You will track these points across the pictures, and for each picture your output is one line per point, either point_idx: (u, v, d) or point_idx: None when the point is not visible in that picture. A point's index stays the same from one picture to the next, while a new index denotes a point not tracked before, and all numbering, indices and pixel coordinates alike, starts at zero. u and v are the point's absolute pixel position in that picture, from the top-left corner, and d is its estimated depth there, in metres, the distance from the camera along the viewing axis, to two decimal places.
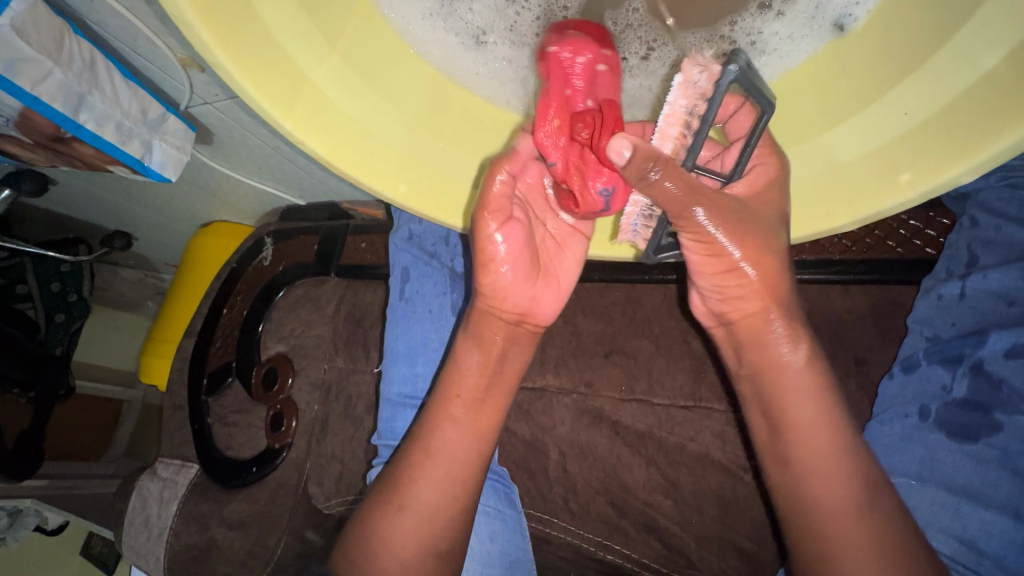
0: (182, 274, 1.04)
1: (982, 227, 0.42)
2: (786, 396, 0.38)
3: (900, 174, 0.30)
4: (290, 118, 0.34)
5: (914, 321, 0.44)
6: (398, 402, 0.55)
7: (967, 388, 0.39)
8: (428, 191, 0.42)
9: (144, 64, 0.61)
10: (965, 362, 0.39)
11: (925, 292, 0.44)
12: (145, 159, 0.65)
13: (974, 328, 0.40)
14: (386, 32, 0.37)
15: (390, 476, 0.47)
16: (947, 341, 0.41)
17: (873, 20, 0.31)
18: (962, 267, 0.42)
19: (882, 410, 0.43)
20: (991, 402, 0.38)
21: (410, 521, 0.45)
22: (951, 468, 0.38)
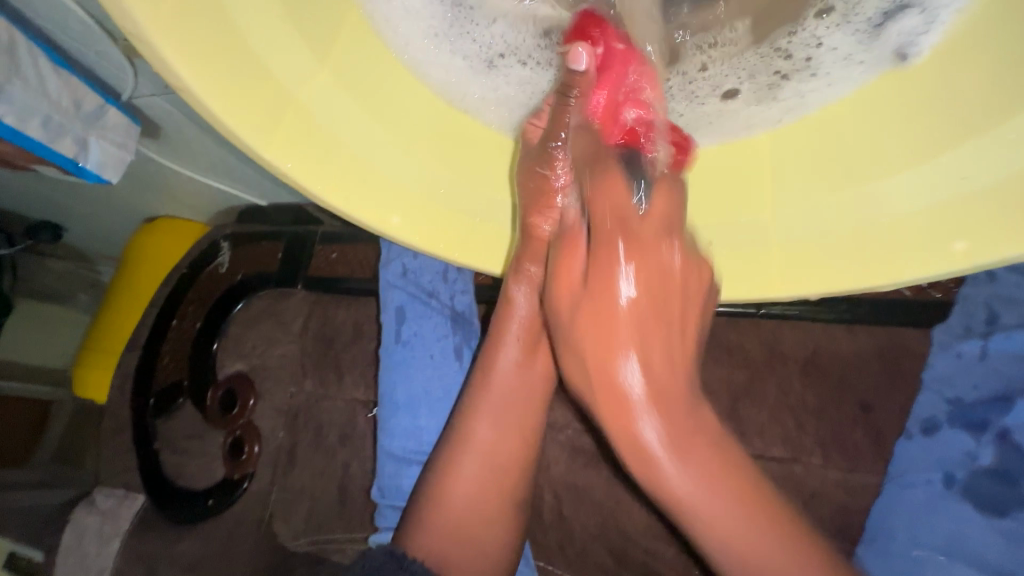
0: (122, 274, 0.94)
1: (1001, 284, 0.44)
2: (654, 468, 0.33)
3: (955, 243, 0.28)
4: (269, 145, 0.28)
5: (931, 378, 0.46)
6: (402, 458, 0.55)
7: (994, 456, 0.40)
8: (431, 228, 0.35)
9: (78, 49, 0.52)
10: (989, 430, 0.41)
11: (943, 347, 0.46)
12: (80, 158, 0.56)
13: (998, 392, 0.42)
14: (386, 53, 0.33)
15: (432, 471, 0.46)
16: (972, 406, 0.43)
17: (935, 57, 0.28)
18: (982, 325, 0.44)
19: (900, 472, 0.44)
20: (1018, 471, 0.40)
21: (468, 482, 0.44)
22: (982, 542, 0.39)
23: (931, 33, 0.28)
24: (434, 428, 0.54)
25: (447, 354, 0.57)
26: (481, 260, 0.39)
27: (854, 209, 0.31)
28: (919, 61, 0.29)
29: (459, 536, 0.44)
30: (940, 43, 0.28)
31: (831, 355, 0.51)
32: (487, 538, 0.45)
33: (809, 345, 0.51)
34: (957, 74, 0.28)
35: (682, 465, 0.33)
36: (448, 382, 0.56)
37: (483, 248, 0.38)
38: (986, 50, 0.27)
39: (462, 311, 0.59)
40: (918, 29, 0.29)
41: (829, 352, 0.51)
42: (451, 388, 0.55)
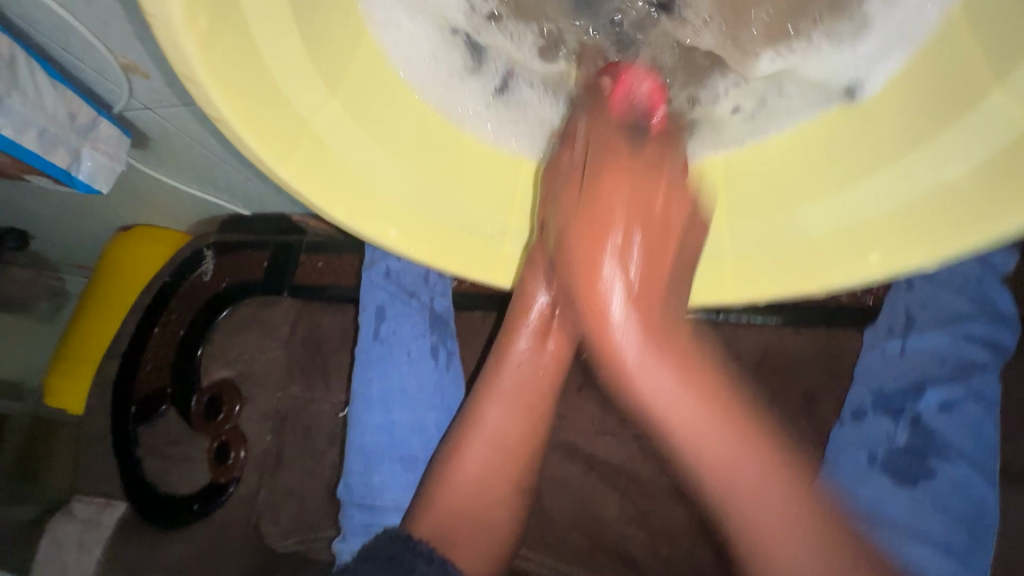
0: (96, 284, 0.93)
1: (916, 292, 0.54)
2: (727, 465, 0.40)
3: (871, 256, 0.32)
4: (286, 167, 0.31)
5: (862, 373, 0.54)
6: (371, 451, 0.58)
7: (907, 435, 0.49)
8: (424, 239, 0.38)
9: (75, 64, 0.54)
10: (905, 414, 0.49)
11: (871, 346, 0.55)
12: (72, 169, 0.58)
13: (913, 382, 0.50)
14: (383, 80, 0.36)
15: (440, 459, 0.51)
16: (892, 394, 0.51)
17: (880, 95, 0.32)
18: (902, 327, 0.53)
19: (836, 452, 0.51)
20: (927, 448, 0.48)
21: (475, 462, 0.49)
22: (896, 509, 0.46)
23: (878, 74, 0.32)
24: (406, 423, 0.58)
25: (423, 352, 0.61)
26: (473, 270, 0.41)
27: (795, 225, 0.35)
28: (871, 95, 0.32)
29: (461, 517, 0.49)
30: (888, 82, 0.32)
31: (779, 356, 0.60)
32: (485, 511, 0.50)
33: (762, 346, 0.60)
34: (892, 116, 0.32)
35: (750, 492, 0.40)
36: (423, 380, 0.59)
37: (479, 262, 0.41)
38: (904, 95, 0.31)
39: (441, 312, 0.64)
40: (858, 78, 0.33)
41: (777, 353, 0.60)
42: (425, 385, 0.59)
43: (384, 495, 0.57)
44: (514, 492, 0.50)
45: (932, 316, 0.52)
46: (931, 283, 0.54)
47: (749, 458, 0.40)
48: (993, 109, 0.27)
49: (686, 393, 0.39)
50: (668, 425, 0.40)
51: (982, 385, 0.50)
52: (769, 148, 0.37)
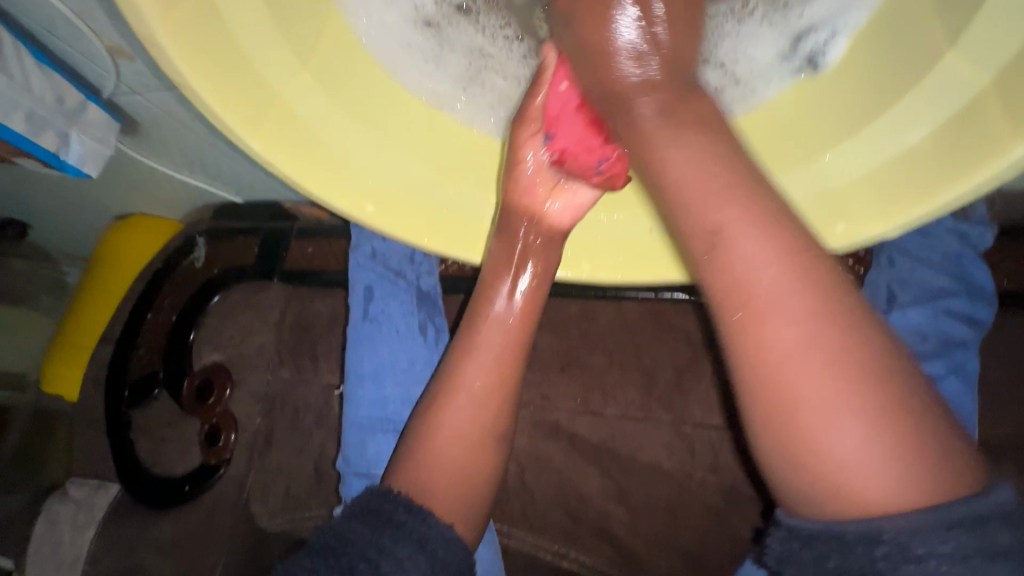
0: (92, 272, 0.94)
1: (898, 268, 0.54)
2: (766, 347, 0.32)
3: (836, 225, 0.32)
4: (257, 136, 0.32)
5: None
6: (367, 426, 0.59)
7: None
8: (399, 213, 0.38)
9: (62, 48, 0.54)
10: None
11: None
12: (60, 152, 0.58)
13: None
14: (357, 55, 0.36)
15: (422, 415, 0.52)
16: None
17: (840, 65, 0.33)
18: (886, 303, 0.53)
19: None
20: None
21: (454, 421, 0.50)
22: None
23: (836, 43, 0.33)
24: (399, 397, 0.59)
25: (412, 329, 0.61)
26: (452, 247, 0.42)
27: None
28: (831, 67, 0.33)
29: (442, 475, 0.50)
30: (849, 47, 0.32)
31: None
32: (466, 469, 0.50)
33: None
34: (852, 88, 0.32)
35: (835, 429, 0.31)
36: (413, 355, 0.60)
37: (457, 239, 0.42)
38: (867, 63, 0.31)
39: (428, 291, 0.63)
40: (825, 43, 0.33)
41: None
42: (416, 360, 0.60)
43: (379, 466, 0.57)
44: (494, 450, 0.51)
45: (913, 293, 0.53)
46: (913, 261, 0.54)
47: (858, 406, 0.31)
48: (948, 70, 0.27)
49: (786, 278, 0.32)
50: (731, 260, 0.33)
51: (963, 361, 0.51)
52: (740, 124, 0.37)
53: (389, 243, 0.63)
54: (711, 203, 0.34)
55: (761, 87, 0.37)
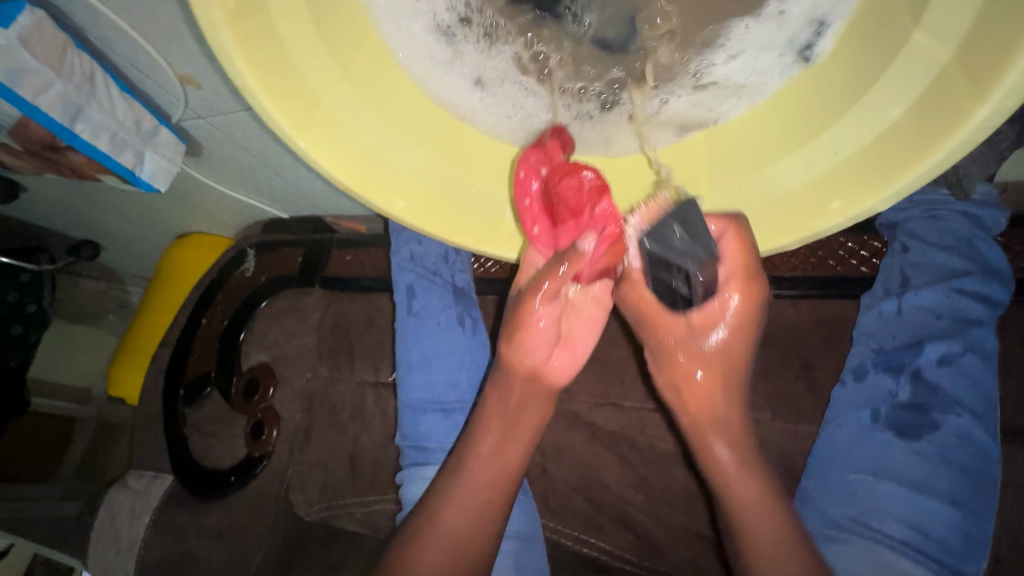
0: (156, 286, 1.03)
1: (911, 254, 0.59)
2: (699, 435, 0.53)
3: (832, 202, 0.35)
4: (304, 138, 0.37)
5: (860, 334, 0.60)
6: (417, 408, 0.63)
7: (909, 392, 0.55)
8: (427, 208, 0.43)
9: (141, 79, 0.63)
10: (906, 370, 0.55)
11: (868, 308, 0.60)
12: (136, 169, 0.66)
13: (911, 340, 0.56)
14: (388, 66, 0.40)
15: (427, 502, 0.55)
16: (891, 352, 0.57)
17: (833, 54, 0.34)
18: (897, 287, 0.59)
19: (839, 411, 0.58)
20: (930, 403, 0.54)
21: (459, 511, 0.53)
22: (900, 464, 0.52)
23: (826, 34, 0.34)
24: (446, 381, 0.63)
25: (451, 321, 0.66)
26: (482, 242, 0.47)
27: (760, 187, 0.38)
28: (822, 58, 0.35)
29: (442, 564, 0.51)
30: (834, 44, 0.34)
31: (778, 324, 0.64)
32: (467, 561, 0.52)
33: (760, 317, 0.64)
34: (842, 69, 0.34)
35: (735, 486, 0.52)
36: (453, 345, 0.65)
37: (487, 234, 0.47)
38: (863, 47, 0.33)
39: (462, 287, 0.69)
40: (814, 38, 0.35)
41: (776, 323, 0.64)
42: (457, 349, 0.65)
43: (431, 444, 0.61)
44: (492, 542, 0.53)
45: (926, 275, 0.58)
46: (924, 244, 0.59)
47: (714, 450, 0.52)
48: (916, 48, 0.29)
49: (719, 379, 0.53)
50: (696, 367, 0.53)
51: (981, 337, 0.55)
52: (747, 118, 0.39)
53: (426, 244, 0.68)
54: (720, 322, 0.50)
55: (761, 83, 0.38)
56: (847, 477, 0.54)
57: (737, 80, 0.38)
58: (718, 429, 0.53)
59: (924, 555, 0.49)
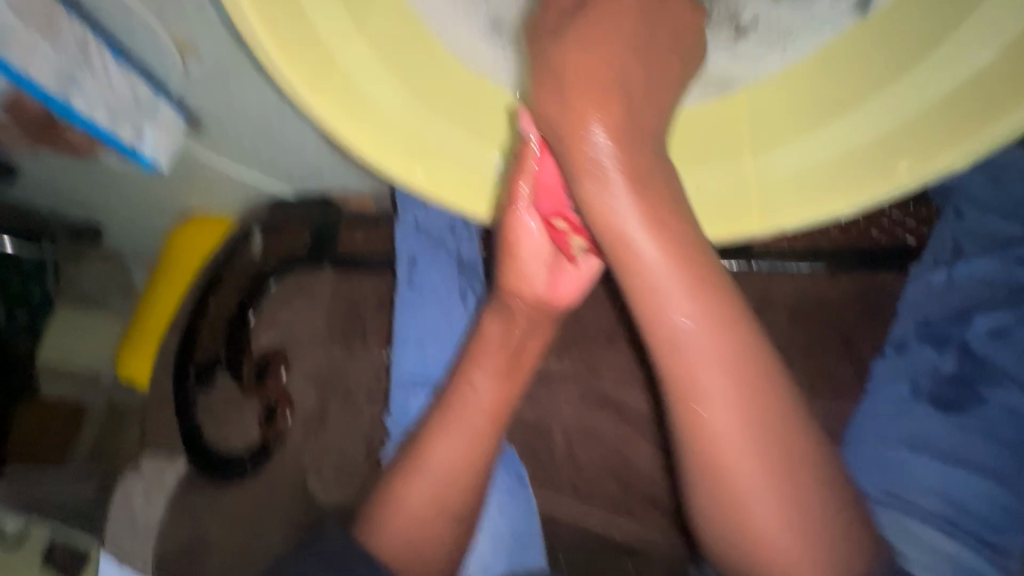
0: (160, 268, 1.01)
1: (968, 220, 0.56)
2: (716, 444, 0.42)
3: (902, 160, 0.31)
4: (307, 88, 0.33)
5: (908, 303, 0.57)
6: (411, 385, 0.61)
7: (954, 364, 0.53)
8: (438, 173, 0.39)
9: (137, 49, 0.59)
10: (953, 343, 0.54)
11: (916, 278, 0.57)
12: (135, 145, 0.63)
13: (960, 310, 0.55)
14: (409, 23, 0.38)
15: (415, 443, 0.54)
16: (937, 324, 0.55)
17: (890, 5, 0.33)
18: (949, 256, 0.56)
19: (878, 384, 0.56)
20: (974, 377, 0.52)
21: (450, 449, 0.52)
22: (940, 439, 0.52)
23: None
24: (440, 358, 0.61)
25: (453, 294, 0.64)
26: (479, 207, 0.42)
27: (813, 148, 0.34)
28: (881, 9, 0.33)
29: (422, 502, 0.52)
30: None
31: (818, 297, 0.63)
32: (449, 501, 0.52)
33: (797, 292, 0.63)
34: (907, 23, 0.32)
35: (747, 485, 0.42)
36: (452, 320, 0.63)
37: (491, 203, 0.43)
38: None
39: (468, 260, 0.66)
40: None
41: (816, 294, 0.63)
42: (456, 326, 0.63)
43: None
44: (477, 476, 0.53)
45: (980, 243, 0.56)
46: (982, 212, 0.56)
47: (746, 440, 0.42)
48: None
49: (719, 357, 0.41)
50: (682, 346, 0.41)
51: None
52: (798, 70, 0.36)
53: (431, 211, 0.64)
54: (704, 329, 0.41)
55: (816, 38, 0.36)
56: (881, 450, 0.54)
57: (785, 22, 0.37)
58: (725, 432, 0.42)
59: (961, 530, 0.50)
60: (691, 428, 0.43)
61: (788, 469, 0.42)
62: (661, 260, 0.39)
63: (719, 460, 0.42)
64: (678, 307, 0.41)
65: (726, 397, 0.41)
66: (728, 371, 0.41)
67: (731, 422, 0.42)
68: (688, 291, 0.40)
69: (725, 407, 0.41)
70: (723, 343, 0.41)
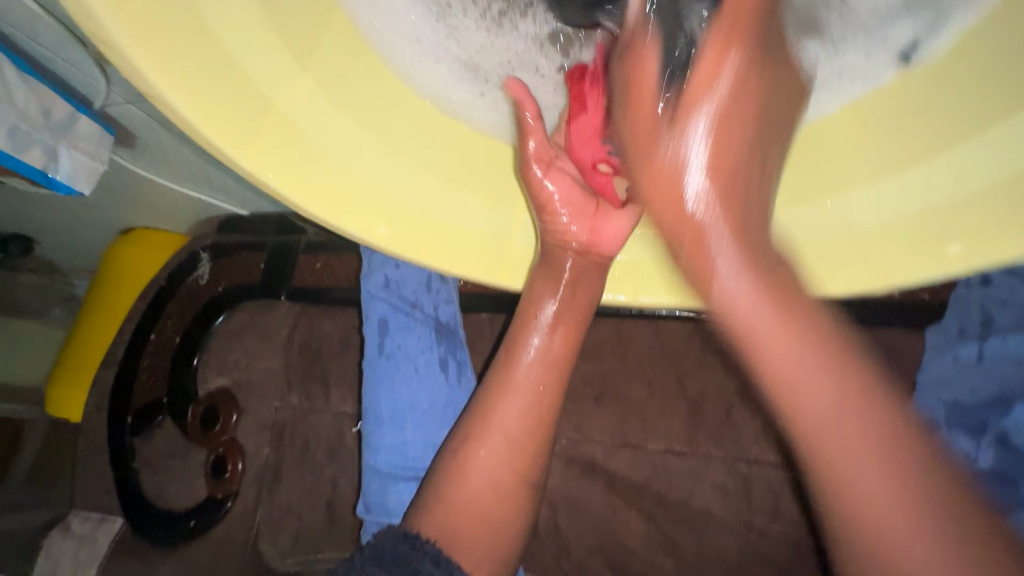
0: (95, 290, 0.90)
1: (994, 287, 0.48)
2: (845, 471, 0.30)
3: (950, 245, 0.26)
4: (246, 154, 0.25)
5: (930, 381, 0.49)
6: (387, 474, 0.55)
7: (991, 458, 0.44)
8: (419, 235, 0.31)
9: (47, 56, 0.50)
10: (989, 432, 0.45)
11: (944, 352, 0.50)
12: (48, 169, 0.53)
13: (996, 395, 0.45)
14: (368, 58, 0.31)
15: (445, 461, 0.47)
16: (968, 409, 0.46)
17: (951, 52, 0.29)
18: (978, 327, 0.48)
19: None
20: (1015, 473, 0.42)
21: (486, 467, 0.46)
22: None
23: (938, 32, 0.29)
24: (419, 441, 0.54)
25: (432, 366, 0.57)
26: (485, 271, 0.34)
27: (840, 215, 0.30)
28: (929, 59, 0.30)
29: (473, 520, 0.45)
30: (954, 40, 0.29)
31: None
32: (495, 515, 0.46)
33: None
34: (967, 81, 0.27)
35: (858, 474, 0.30)
36: (432, 395, 0.55)
37: (499, 263, 0.35)
38: (1002, 50, 0.26)
39: (447, 321, 0.60)
40: (921, 37, 0.30)
41: None
42: (437, 402, 0.55)
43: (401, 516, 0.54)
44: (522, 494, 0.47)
45: None
46: None
47: (902, 537, 0.29)
48: None
49: (855, 434, 0.30)
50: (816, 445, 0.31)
51: None
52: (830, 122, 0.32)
53: (403, 268, 0.59)
54: (851, 435, 0.30)
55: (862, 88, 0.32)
56: None
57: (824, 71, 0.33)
58: (870, 519, 0.30)
59: None
60: (798, 428, 0.31)
61: (927, 528, 0.28)
62: (805, 360, 0.30)
63: (833, 470, 0.30)
64: (819, 399, 0.30)
65: (869, 472, 0.29)
66: (876, 445, 0.29)
67: (883, 517, 0.29)
68: (821, 376, 0.30)
69: (882, 481, 0.29)
70: (863, 427, 0.30)
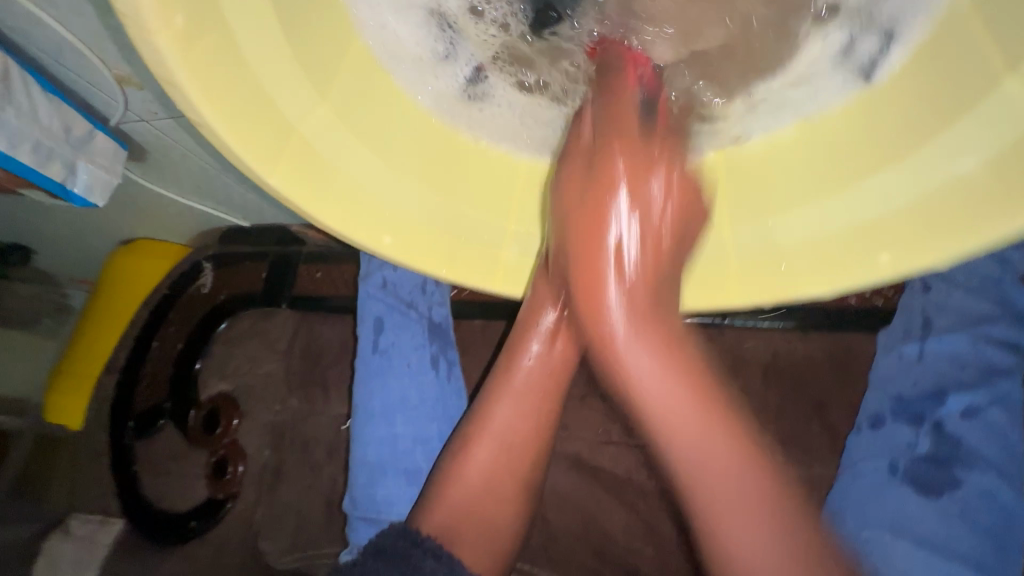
0: (96, 300, 0.92)
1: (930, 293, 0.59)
2: (708, 489, 0.34)
3: (880, 255, 0.28)
4: (273, 173, 0.30)
5: (879, 378, 0.58)
6: (376, 466, 0.57)
7: (930, 444, 0.52)
8: (419, 246, 0.35)
9: (72, 78, 0.54)
10: (926, 422, 0.52)
11: (890, 351, 0.59)
12: (67, 182, 0.57)
13: (933, 388, 0.54)
14: (377, 85, 0.34)
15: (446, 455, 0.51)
16: (912, 400, 0.54)
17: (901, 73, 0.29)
18: (919, 329, 0.58)
19: (853, 461, 0.55)
20: (950, 457, 0.51)
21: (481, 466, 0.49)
22: (921, 521, 0.49)
23: (895, 54, 0.29)
24: (410, 434, 0.57)
25: (425, 365, 0.60)
26: (480, 279, 0.38)
27: (786, 228, 0.32)
28: (885, 79, 0.30)
29: (465, 517, 0.49)
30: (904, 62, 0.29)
31: (788, 357, 0.67)
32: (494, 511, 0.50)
33: (770, 351, 0.67)
34: (894, 110, 0.29)
35: (739, 525, 0.34)
36: (425, 391, 0.59)
37: (495, 272, 0.38)
38: (935, 74, 0.27)
39: (439, 322, 0.63)
40: (878, 53, 0.29)
41: (786, 355, 0.66)
42: (428, 399, 0.59)
43: (391, 510, 0.56)
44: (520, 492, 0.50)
45: (948, 318, 0.57)
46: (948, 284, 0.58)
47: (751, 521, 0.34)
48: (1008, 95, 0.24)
49: (718, 447, 0.34)
50: (701, 468, 0.34)
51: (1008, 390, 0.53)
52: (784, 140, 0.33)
53: (401, 272, 0.62)
54: (706, 432, 0.34)
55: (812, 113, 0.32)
56: (861, 535, 0.50)
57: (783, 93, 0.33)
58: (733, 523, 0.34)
59: None
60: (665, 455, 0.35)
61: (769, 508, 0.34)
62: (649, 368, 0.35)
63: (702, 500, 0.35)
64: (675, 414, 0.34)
65: (737, 488, 0.34)
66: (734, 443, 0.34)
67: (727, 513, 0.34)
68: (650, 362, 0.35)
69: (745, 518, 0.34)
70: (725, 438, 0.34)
